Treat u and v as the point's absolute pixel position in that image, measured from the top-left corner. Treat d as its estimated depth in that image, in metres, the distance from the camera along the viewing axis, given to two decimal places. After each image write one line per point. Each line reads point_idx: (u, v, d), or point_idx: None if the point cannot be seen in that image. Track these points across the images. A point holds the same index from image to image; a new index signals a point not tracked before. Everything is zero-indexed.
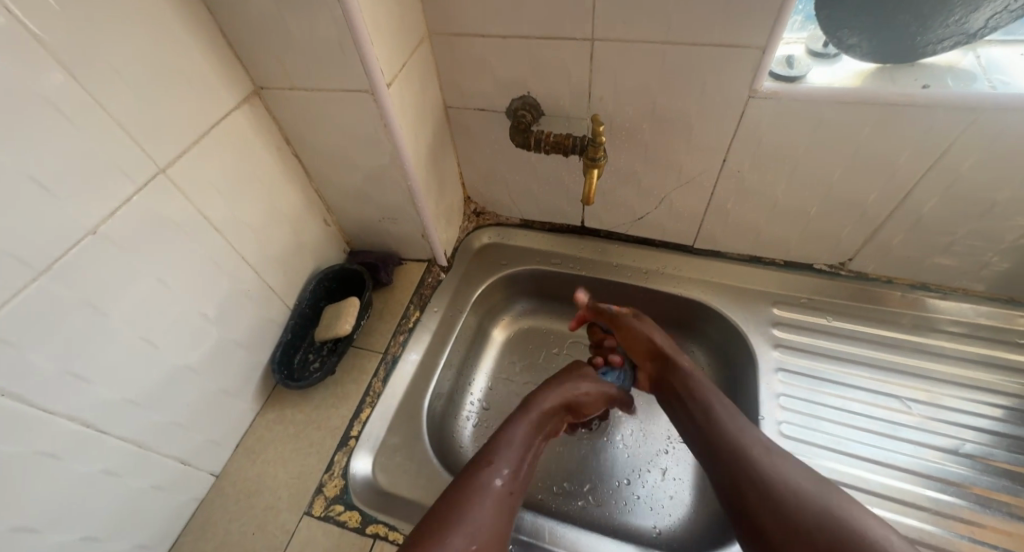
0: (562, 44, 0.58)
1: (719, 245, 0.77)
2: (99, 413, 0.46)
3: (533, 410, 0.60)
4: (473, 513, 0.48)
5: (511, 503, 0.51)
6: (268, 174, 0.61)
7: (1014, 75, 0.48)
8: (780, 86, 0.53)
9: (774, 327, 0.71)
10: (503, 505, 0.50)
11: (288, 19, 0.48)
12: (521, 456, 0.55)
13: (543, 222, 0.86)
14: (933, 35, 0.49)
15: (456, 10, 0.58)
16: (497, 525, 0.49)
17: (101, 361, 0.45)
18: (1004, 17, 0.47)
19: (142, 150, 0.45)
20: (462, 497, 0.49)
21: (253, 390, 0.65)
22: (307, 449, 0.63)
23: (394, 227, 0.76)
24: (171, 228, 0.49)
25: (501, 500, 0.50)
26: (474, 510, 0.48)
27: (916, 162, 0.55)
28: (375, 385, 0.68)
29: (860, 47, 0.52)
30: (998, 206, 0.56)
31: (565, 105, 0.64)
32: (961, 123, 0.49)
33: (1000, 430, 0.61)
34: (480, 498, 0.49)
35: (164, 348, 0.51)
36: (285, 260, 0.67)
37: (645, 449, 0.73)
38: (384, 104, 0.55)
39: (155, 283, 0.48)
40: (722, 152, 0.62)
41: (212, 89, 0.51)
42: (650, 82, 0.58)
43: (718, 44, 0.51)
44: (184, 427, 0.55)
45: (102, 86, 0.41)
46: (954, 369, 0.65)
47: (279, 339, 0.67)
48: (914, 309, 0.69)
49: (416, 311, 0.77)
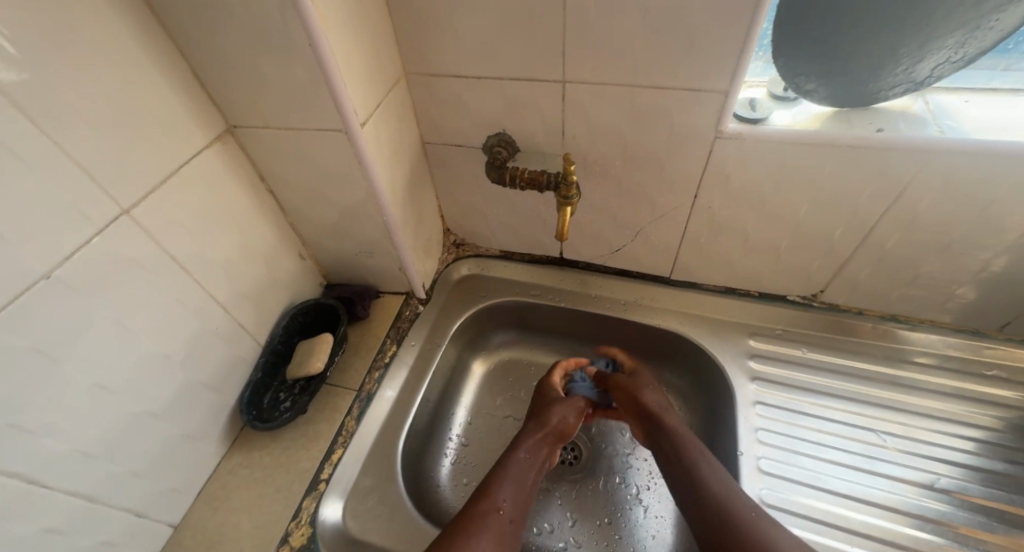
0: (534, 85, 0.59)
1: (694, 277, 0.78)
2: (44, 467, 0.43)
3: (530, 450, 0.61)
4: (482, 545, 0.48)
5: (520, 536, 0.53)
6: (241, 211, 0.60)
7: (961, 120, 0.51)
8: (744, 126, 0.55)
9: (750, 359, 0.71)
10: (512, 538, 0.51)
11: (260, 61, 0.49)
12: (520, 491, 0.56)
13: (521, 253, 0.86)
14: (883, 83, 0.51)
15: (432, 51, 0.60)
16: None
17: (50, 411, 0.43)
18: (947, 68, 0.49)
19: (104, 192, 0.44)
20: (470, 534, 0.49)
21: (219, 432, 0.62)
22: (274, 495, 0.60)
23: (371, 261, 0.75)
24: (134, 269, 0.48)
25: (509, 531, 0.52)
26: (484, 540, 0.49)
27: (877, 200, 0.56)
28: (348, 424, 0.66)
29: (818, 92, 0.54)
30: (956, 241, 0.58)
31: (540, 142, 0.66)
32: (916, 164, 0.51)
33: (973, 463, 0.61)
34: (490, 528, 0.50)
35: (122, 394, 0.49)
36: (257, 297, 0.65)
37: (626, 486, 0.72)
38: (358, 143, 0.55)
39: (113, 327, 0.47)
40: (693, 188, 0.63)
41: (181, 128, 0.51)
42: (621, 120, 0.59)
43: (683, 87, 0.53)
44: (140, 477, 0.52)
45: (65, 130, 0.41)
46: (925, 401, 0.66)
47: (249, 378, 0.65)
48: (885, 340, 0.70)
49: (393, 345, 0.75)
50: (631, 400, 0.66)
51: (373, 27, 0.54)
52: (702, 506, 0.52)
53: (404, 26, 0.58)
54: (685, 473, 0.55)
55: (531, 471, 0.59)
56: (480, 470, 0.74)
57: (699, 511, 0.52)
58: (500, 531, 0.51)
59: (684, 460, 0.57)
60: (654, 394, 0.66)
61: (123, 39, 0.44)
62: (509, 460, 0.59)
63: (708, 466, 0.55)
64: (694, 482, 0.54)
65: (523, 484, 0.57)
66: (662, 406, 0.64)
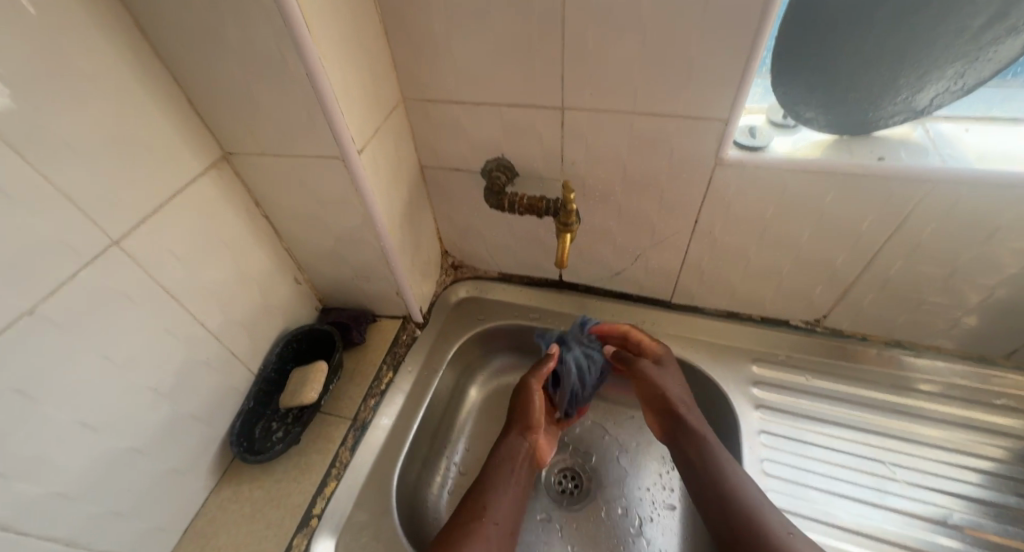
0: (532, 111, 0.59)
1: (695, 301, 0.77)
2: (22, 512, 0.41)
3: (508, 454, 0.63)
4: None
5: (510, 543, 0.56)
6: (235, 237, 0.59)
7: (962, 150, 0.51)
8: (744, 153, 0.55)
9: (754, 386, 0.70)
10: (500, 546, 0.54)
11: (256, 89, 0.49)
12: (509, 497, 0.59)
13: (520, 275, 0.85)
14: (884, 112, 0.51)
15: (430, 78, 0.59)
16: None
17: (29, 451, 0.41)
18: (948, 96, 0.49)
19: (94, 223, 0.44)
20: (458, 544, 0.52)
21: (208, 466, 0.60)
22: (264, 532, 0.58)
23: (368, 286, 0.74)
24: (122, 301, 0.47)
25: (495, 536, 0.54)
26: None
27: (879, 228, 0.56)
28: (342, 455, 0.64)
29: (818, 120, 0.53)
30: (960, 269, 0.57)
31: (539, 167, 0.65)
32: (916, 193, 0.51)
33: (985, 497, 0.59)
34: (477, 539, 0.53)
35: (105, 430, 0.47)
36: (251, 324, 0.64)
37: (628, 517, 0.70)
38: (355, 169, 0.55)
39: (99, 361, 0.46)
40: (693, 213, 0.63)
41: (176, 157, 0.50)
42: (620, 146, 0.59)
43: (683, 115, 0.53)
44: (123, 516, 0.50)
45: (52, 160, 0.40)
46: (935, 432, 0.64)
47: (240, 408, 0.64)
48: (890, 367, 0.69)
49: (389, 372, 0.73)
50: (651, 393, 0.64)
51: (370, 53, 0.54)
52: (726, 518, 0.53)
53: (402, 52, 0.58)
54: (699, 471, 0.57)
55: (513, 474, 0.61)
56: None
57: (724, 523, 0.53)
58: (487, 541, 0.53)
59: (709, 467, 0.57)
60: (666, 386, 0.64)
61: (117, 70, 0.44)
62: (492, 472, 0.61)
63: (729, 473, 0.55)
64: (710, 481, 0.56)
65: (508, 491, 0.59)
66: (683, 400, 0.63)
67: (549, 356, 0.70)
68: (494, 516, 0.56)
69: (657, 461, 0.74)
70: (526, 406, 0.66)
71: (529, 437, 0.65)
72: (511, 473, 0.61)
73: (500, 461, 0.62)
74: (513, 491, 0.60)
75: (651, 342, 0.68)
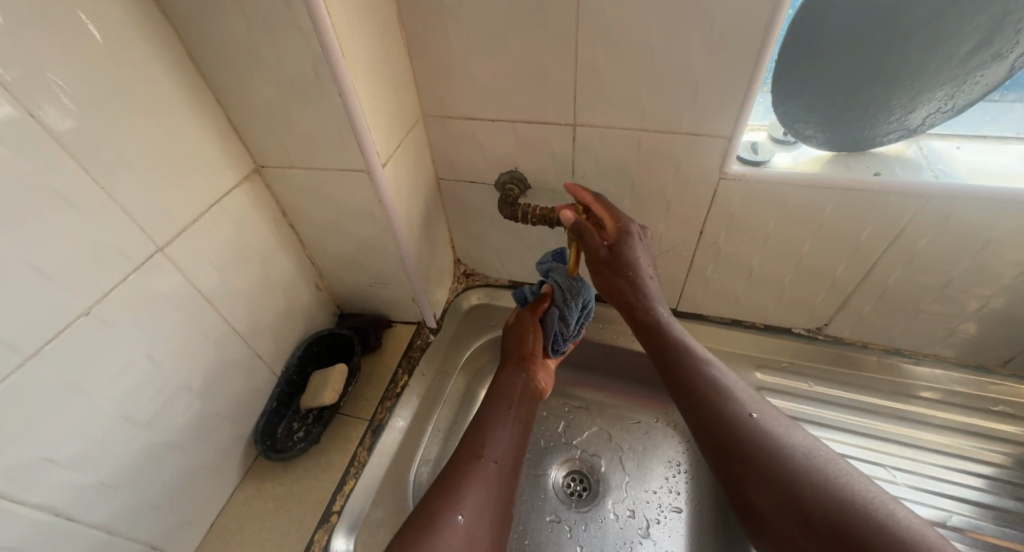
0: (546, 127, 0.62)
1: (700, 308, 0.79)
2: (69, 500, 0.44)
3: (504, 388, 0.61)
4: (470, 496, 0.48)
5: (514, 479, 0.52)
6: (264, 245, 0.63)
7: (954, 166, 0.54)
8: (747, 169, 0.58)
9: (758, 392, 0.72)
10: (502, 483, 0.51)
11: (290, 107, 0.52)
12: (510, 432, 0.56)
13: (530, 283, 0.88)
14: (879, 130, 0.54)
15: (448, 96, 0.63)
16: (496, 504, 0.49)
17: (79, 442, 0.44)
18: (938, 116, 0.52)
19: (142, 231, 0.47)
20: (457, 488, 0.48)
21: (233, 463, 0.63)
22: (286, 527, 0.61)
23: (385, 292, 0.77)
24: (164, 303, 0.50)
25: (494, 475, 0.51)
26: (471, 495, 0.48)
27: (876, 239, 0.59)
28: (360, 455, 0.66)
29: (816, 137, 0.56)
30: (955, 279, 0.59)
31: (550, 180, 0.68)
32: (912, 207, 0.54)
33: (983, 501, 0.61)
34: (475, 482, 0.49)
35: (145, 425, 0.50)
36: (275, 328, 0.67)
37: (635, 519, 0.72)
38: (379, 181, 0.58)
39: (142, 359, 0.49)
40: (698, 224, 0.66)
41: (215, 169, 0.54)
42: (629, 161, 0.62)
43: (689, 132, 0.56)
44: (158, 507, 0.53)
45: (109, 173, 0.44)
46: (934, 437, 0.66)
47: (264, 408, 0.66)
48: (890, 374, 0.71)
49: (405, 375, 0.76)
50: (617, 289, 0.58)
51: (394, 73, 0.58)
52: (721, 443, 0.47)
53: (423, 72, 0.61)
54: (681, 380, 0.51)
55: (511, 408, 0.58)
56: None
57: (718, 448, 0.47)
58: (487, 481, 0.50)
59: (681, 380, 0.52)
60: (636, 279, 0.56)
61: (166, 90, 0.48)
62: (489, 407, 0.59)
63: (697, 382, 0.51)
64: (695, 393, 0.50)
65: (504, 426, 0.56)
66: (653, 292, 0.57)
67: (544, 297, 0.68)
68: (493, 455, 0.52)
69: (664, 465, 0.76)
70: (519, 341, 0.66)
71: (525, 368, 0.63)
72: (506, 410, 0.58)
73: (498, 400, 0.59)
74: (511, 424, 0.57)
75: (611, 219, 0.58)
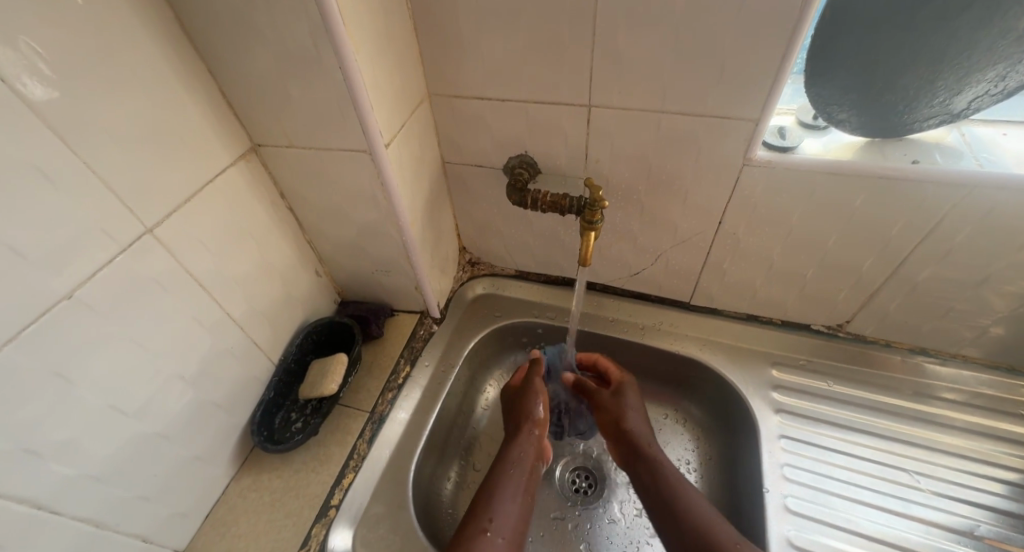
0: (559, 108, 0.58)
1: (715, 303, 0.75)
2: (55, 493, 0.42)
3: (514, 460, 0.61)
4: None
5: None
6: (261, 228, 0.60)
7: (999, 154, 0.50)
8: (773, 155, 0.54)
9: (773, 391, 0.69)
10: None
11: (288, 82, 0.49)
12: (515, 511, 0.56)
13: (537, 273, 0.85)
14: (918, 114, 0.50)
15: (456, 73, 0.59)
16: None
17: (62, 433, 0.42)
18: (986, 100, 0.48)
19: (129, 210, 0.44)
20: None
21: (228, 453, 0.61)
22: (283, 520, 0.59)
23: (388, 279, 0.74)
24: (154, 288, 0.47)
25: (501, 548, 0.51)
26: None
27: (909, 232, 0.55)
28: (359, 447, 0.64)
29: (849, 122, 0.53)
30: (991, 276, 0.56)
31: (563, 164, 0.65)
32: (953, 196, 0.50)
33: (1012, 509, 0.58)
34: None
35: (134, 415, 0.48)
36: (272, 315, 0.64)
37: (642, 519, 0.69)
38: (381, 162, 0.55)
39: (131, 347, 0.46)
40: (718, 215, 0.62)
41: (208, 147, 0.51)
42: (645, 145, 0.58)
43: (713, 115, 0.53)
44: (149, 500, 0.51)
45: (93, 149, 0.41)
46: (960, 441, 0.63)
47: (260, 398, 0.64)
48: (913, 374, 0.68)
49: (407, 365, 0.73)
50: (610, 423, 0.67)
51: (398, 48, 0.54)
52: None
53: (430, 47, 0.58)
54: (668, 495, 0.57)
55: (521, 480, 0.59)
56: (472, 494, 0.71)
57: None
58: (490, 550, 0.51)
59: (665, 502, 0.56)
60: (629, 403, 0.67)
61: (156, 62, 0.45)
62: (494, 480, 0.59)
63: (679, 502, 0.55)
64: (677, 508, 0.55)
65: (513, 500, 0.56)
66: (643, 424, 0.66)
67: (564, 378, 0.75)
68: (500, 528, 0.53)
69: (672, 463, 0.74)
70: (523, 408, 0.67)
71: (533, 436, 0.64)
72: (512, 481, 0.58)
73: (503, 469, 0.60)
74: (519, 500, 0.57)
75: (616, 370, 0.72)
